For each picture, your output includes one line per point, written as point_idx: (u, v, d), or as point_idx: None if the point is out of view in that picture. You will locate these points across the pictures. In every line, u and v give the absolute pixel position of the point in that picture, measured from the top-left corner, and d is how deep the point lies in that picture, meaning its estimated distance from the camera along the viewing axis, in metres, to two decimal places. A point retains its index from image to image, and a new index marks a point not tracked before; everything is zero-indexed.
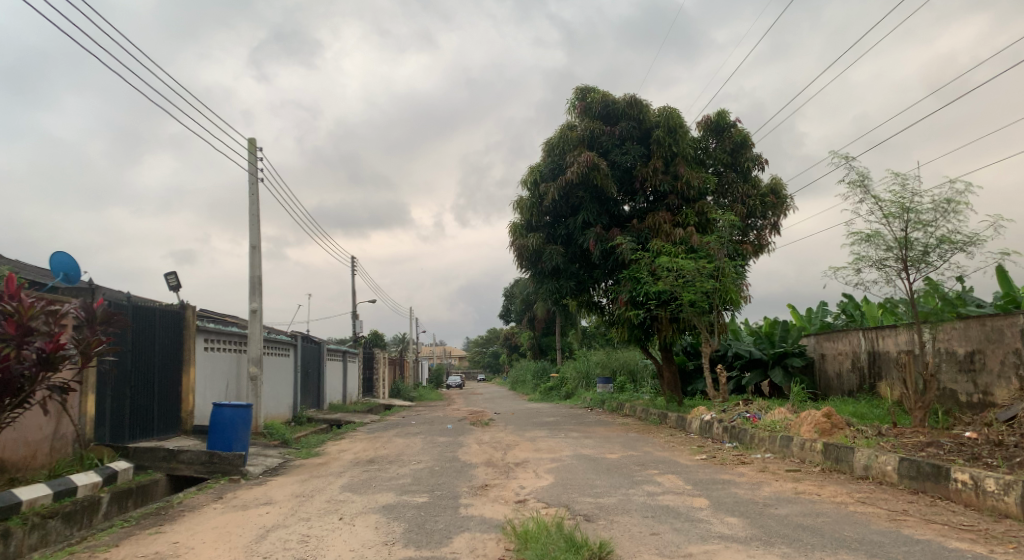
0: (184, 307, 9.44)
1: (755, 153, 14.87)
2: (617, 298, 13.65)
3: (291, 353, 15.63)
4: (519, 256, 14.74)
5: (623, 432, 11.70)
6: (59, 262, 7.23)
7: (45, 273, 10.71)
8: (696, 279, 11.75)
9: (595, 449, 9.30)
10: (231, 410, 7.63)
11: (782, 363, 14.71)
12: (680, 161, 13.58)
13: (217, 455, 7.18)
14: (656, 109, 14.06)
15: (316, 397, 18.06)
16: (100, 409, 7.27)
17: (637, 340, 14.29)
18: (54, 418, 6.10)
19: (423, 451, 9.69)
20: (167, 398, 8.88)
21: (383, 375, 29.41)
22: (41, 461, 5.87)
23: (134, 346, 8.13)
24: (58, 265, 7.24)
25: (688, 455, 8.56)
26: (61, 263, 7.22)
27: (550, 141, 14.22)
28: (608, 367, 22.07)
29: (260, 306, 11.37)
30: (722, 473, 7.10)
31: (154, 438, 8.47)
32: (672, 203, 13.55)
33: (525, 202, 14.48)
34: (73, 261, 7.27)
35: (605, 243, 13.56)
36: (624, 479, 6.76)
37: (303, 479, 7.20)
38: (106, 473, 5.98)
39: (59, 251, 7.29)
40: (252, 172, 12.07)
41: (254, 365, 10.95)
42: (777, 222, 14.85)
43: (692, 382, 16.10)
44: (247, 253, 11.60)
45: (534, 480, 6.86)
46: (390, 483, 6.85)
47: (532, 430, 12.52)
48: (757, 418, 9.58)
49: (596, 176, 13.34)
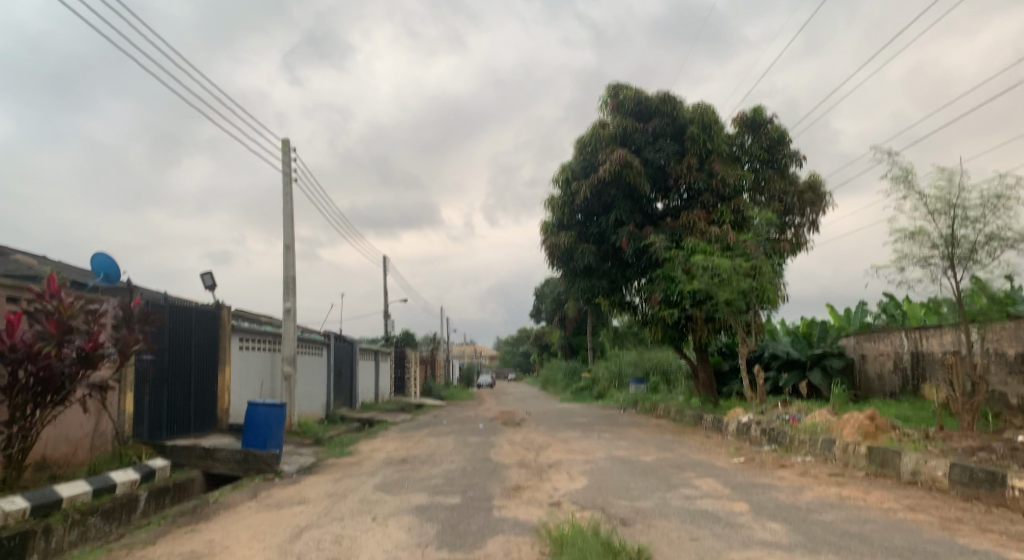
0: (220, 307, 9.58)
1: (793, 148, 14.45)
2: (651, 297, 13.43)
3: (324, 352, 15.80)
4: (551, 255, 14.62)
5: (658, 434, 11.47)
6: (101, 263, 7.37)
7: (87, 274, 11.00)
8: (732, 278, 11.43)
9: (630, 451, 9.12)
10: (265, 409, 7.68)
11: (821, 365, 14.22)
12: (715, 158, 13.30)
13: (251, 454, 7.23)
14: (691, 105, 13.79)
15: (349, 396, 18.24)
16: (138, 407, 7.41)
17: (671, 340, 14.04)
18: (94, 416, 6.23)
19: (455, 451, 9.63)
20: (203, 397, 9.02)
21: (415, 374, 29.60)
22: (81, 457, 5.99)
23: (171, 346, 8.27)
24: (99, 266, 7.37)
25: (726, 458, 8.32)
26: (102, 264, 7.35)
27: (582, 139, 14.07)
28: (641, 367, 21.80)
29: (294, 305, 11.48)
30: (763, 477, 6.86)
31: (191, 436, 8.61)
32: (707, 201, 13.26)
33: (556, 201, 14.35)
34: (113, 262, 7.39)
35: (638, 241, 13.36)
36: (660, 482, 6.58)
37: (336, 478, 7.20)
38: (144, 471, 6.08)
39: (100, 252, 7.43)
40: (286, 173, 12.21)
41: (288, 364, 11.05)
42: (816, 219, 14.38)
43: (728, 383, 15.76)
44: (281, 253, 11.72)
45: (568, 482, 6.72)
46: (422, 483, 6.80)
47: (564, 431, 12.38)
48: (797, 421, 9.27)
49: (629, 174, 13.14)
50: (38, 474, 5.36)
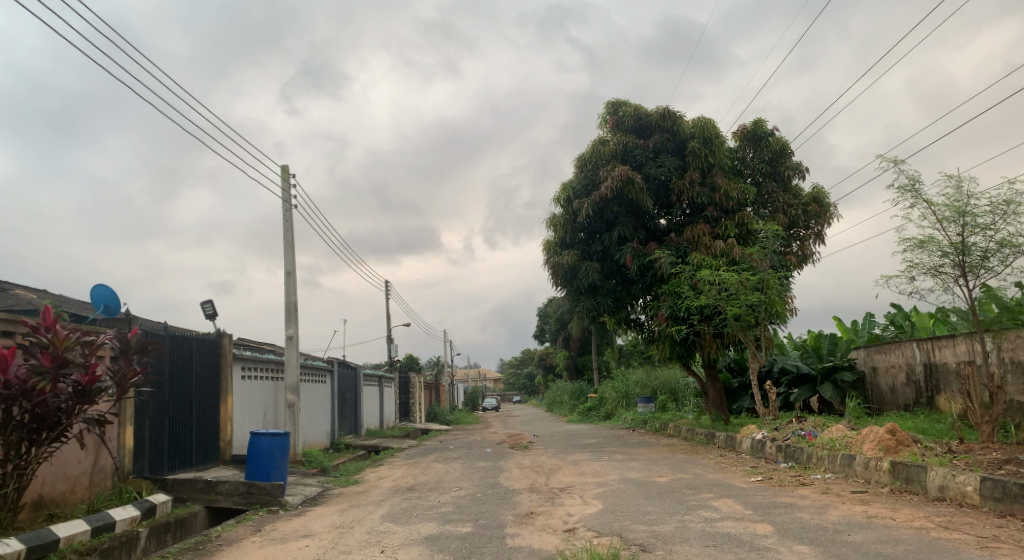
0: (221, 336, 9.45)
1: (795, 161, 14.41)
2: (657, 314, 13.26)
3: (327, 379, 15.58)
4: (554, 274, 14.51)
5: (670, 453, 11.21)
6: (101, 295, 7.23)
7: (86, 307, 10.89)
8: (740, 292, 11.27)
9: (644, 472, 8.88)
10: (268, 438, 7.53)
11: (832, 379, 14.08)
12: (717, 172, 13.25)
13: (255, 486, 7.02)
14: (691, 121, 13.78)
15: (353, 424, 17.96)
16: (139, 440, 7.23)
17: (679, 357, 13.84)
18: (93, 451, 6.06)
19: (463, 477, 9.39)
20: (205, 428, 8.83)
21: (419, 399, 29.31)
22: (80, 495, 5.81)
23: (172, 377, 8.12)
24: (100, 298, 7.22)
25: (743, 477, 8.08)
26: (102, 296, 7.20)
27: (582, 157, 14.03)
28: (648, 386, 21.52)
29: (296, 332, 11.32)
30: (783, 496, 6.63)
31: (194, 469, 8.41)
32: (710, 216, 13.17)
33: (558, 219, 14.27)
34: (113, 294, 7.22)
35: (643, 257, 13.25)
36: (678, 504, 6.36)
37: (343, 509, 6.98)
38: (145, 507, 5.89)
39: (101, 284, 7.29)
40: (286, 200, 12.15)
41: (291, 393, 10.86)
42: (821, 231, 14.29)
43: (737, 399, 15.52)
44: (283, 279, 11.61)
45: (583, 506, 6.50)
46: (431, 512, 6.58)
47: (574, 453, 12.12)
48: (813, 437, 9.03)
49: (630, 190, 13.09)
50: (35, 514, 5.17)
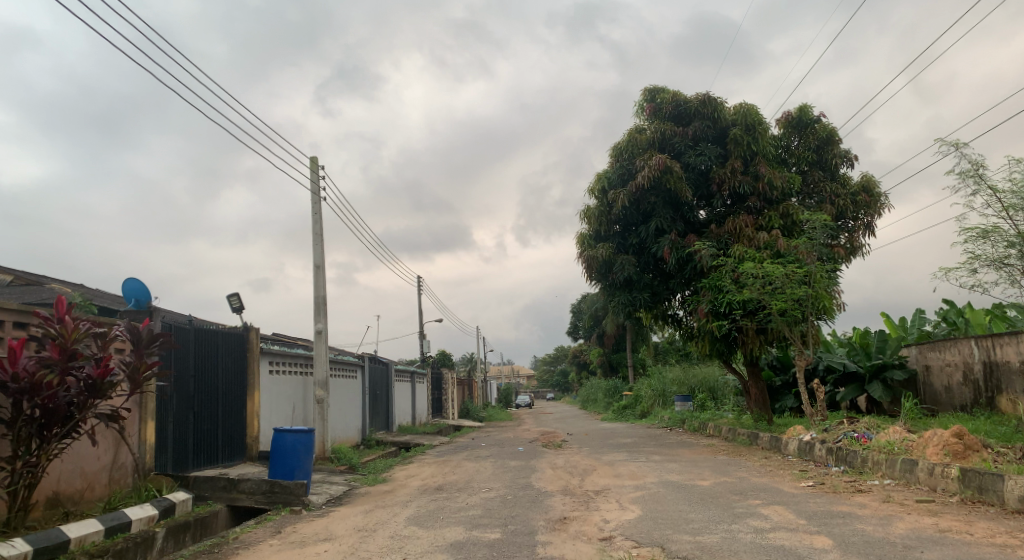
0: (247, 330, 9.30)
1: (843, 148, 13.62)
2: (697, 309, 12.68)
3: (358, 374, 15.43)
4: (588, 267, 14.02)
5: (711, 454, 10.66)
6: (131, 288, 7.09)
7: (118, 301, 10.91)
8: (786, 286, 10.65)
9: (685, 475, 8.37)
10: (292, 435, 7.29)
11: (881, 377, 13.14)
12: (761, 160, 12.60)
13: (278, 484, 6.80)
14: (733, 107, 13.14)
15: (384, 420, 17.79)
16: (162, 436, 7.10)
17: (719, 355, 13.24)
18: (113, 447, 5.95)
19: (493, 477, 9.02)
20: (232, 424, 8.71)
21: (452, 396, 29.18)
22: (98, 492, 5.70)
23: (197, 371, 7.99)
24: (130, 292, 7.11)
25: (792, 482, 7.52)
26: (134, 289, 7.10)
27: (617, 145, 13.51)
28: (686, 384, 20.85)
29: (325, 326, 11.14)
30: (839, 504, 6.08)
31: (219, 465, 8.29)
32: (753, 206, 12.54)
33: (593, 211, 13.78)
34: (145, 287, 7.13)
35: (681, 250, 12.69)
36: (723, 512, 5.88)
37: (367, 510, 6.69)
38: (162, 506, 5.72)
39: (132, 277, 7.17)
40: (315, 192, 11.98)
41: (320, 389, 10.68)
42: (871, 222, 13.48)
43: (780, 398, 14.79)
44: (312, 273, 11.44)
45: (620, 512, 6.06)
46: (459, 515, 6.24)
47: (609, 453, 11.64)
48: (868, 439, 8.37)
49: (669, 180, 12.54)
50: (49, 513, 5.04)
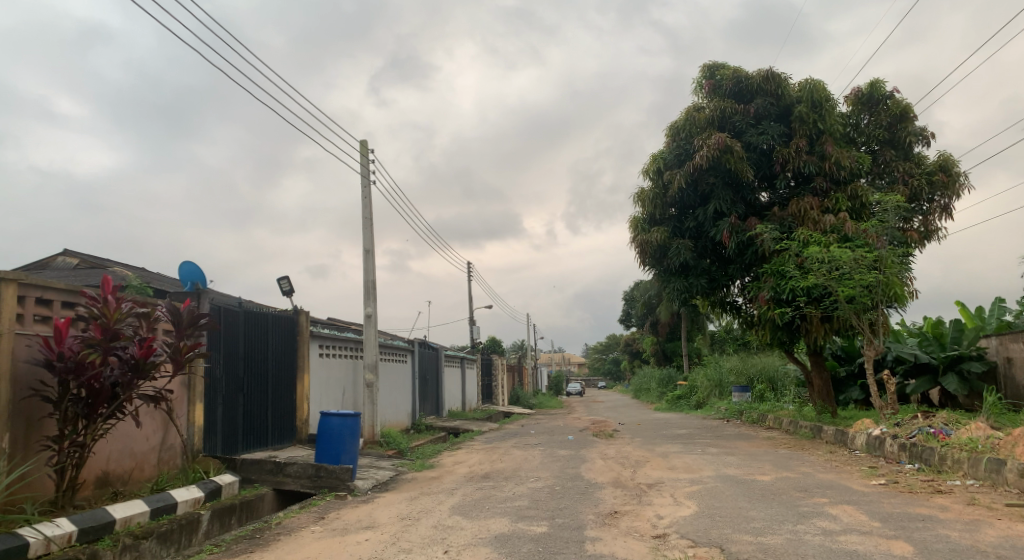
0: (297, 313, 9.33)
1: (919, 126, 12.50)
2: (757, 296, 12.00)
3: (409, 359, 15.44)
4: (642, 252, 13.49)
5: (771, 448, 10.08)
6: (188, 272, 7.01)
7: (176, 285, 11.17)
8: (855, 272, 9.90)
9: (744, 469, 7.89)
10: (338, 419, 7.24)
11: (956, 369, 12.11)
12: (828, 139, 11.79)
13: (323, 469, 6.82)
14: (797, 83, 12.33)
15: (434, 405, 17.80)
16: (212, 419, 7.17)
17: (780, 344, 12.54)
18: (162, 428, 6.09)
19: (542, 466, 8.79)
20: (282, 407, 8.79)
21: (503, 382, 29.14)
22: (147, 472, 5.85)
23: (248, 355, 8.05)
24: (187, 275, 7.02)
25: (861, 480, 6.66)
26: (190, 273, 7.00)
27: (674, 125, 12.89)
28: (744, 374, 20.05)
29: (374, 311, 11.10)
30: (918, 505, 5.27)
31: (269, 448, 8.39)
32: (819, 187, 11.75)
33: (647, 194, 13.23)
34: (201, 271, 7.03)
35: (742, 234, 12.03)
36: (786, 510, 5.36)
37: (412, 497, 6.55)
38: (208, 488, 5.82)
39: (188, 261, 7.10)
40: (364, 177, 11.92)
41: (369, 373, 10.66)
42: (949, 204, 12.44)
43: (845, 390, 13.92)
44: (362, 257, 11.41)
45: (674, 508, 5.69)
46: (505, 505, 6.01)
47: (663, 444, 11.21)
48: (947, 435, 7.37)
49: (728, 160, 11.89)
50: (98, 492, 5.16)
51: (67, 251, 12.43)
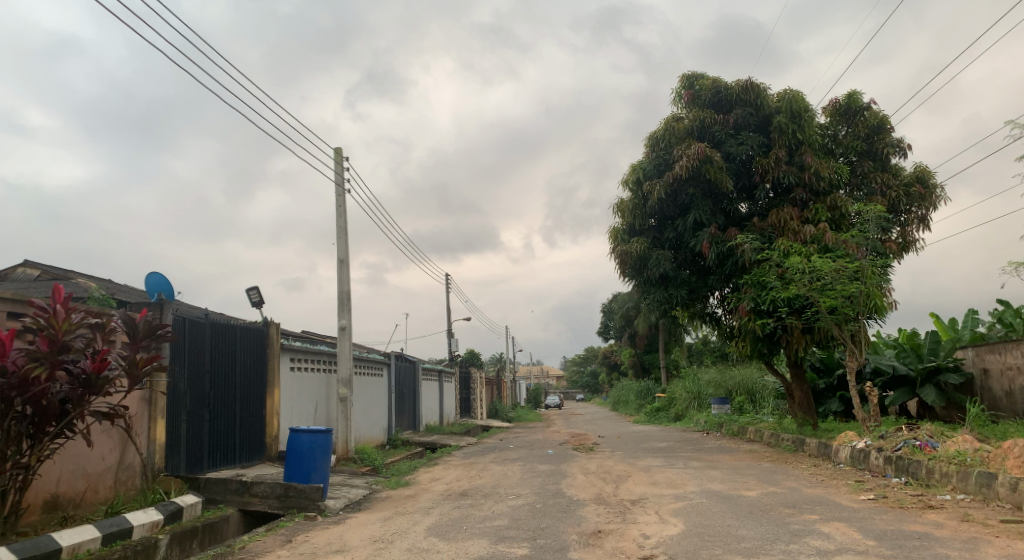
0: (268, 325, 8.99)
1: (895, 138, 12.63)
2: (738, 307, 11.92)
3: (384, 372, 15.07)
4: (622, 263, 13.38)
5: (754, 461, 9.94)
6: (155, 283, 6.67)
7: (140, 295, 10.73)
8: (836, 282, 9.87)
9: (729, 484, 7.71)
10: (308, 436, 6.91)
11: (934, 381, 12.12)
12: (807, 150, 11.83)
13: (293, 489, 6.44)
14: (776, 94, 12.37)
15: (411, 420, 17.41)
16: (176, 435, 6.80)
17: (760, 356, 12.47)
18: (119, 447, 5.73)
19: (522, 482, 8.52)
20: (250, 422, 8.41)
21: (481, 395, 28.74)
22: (102, 494, 5.48)
23: (214, 368, 7.68)
24: (155, 286, 6.68)
25: (849, 495, 6.52)
26: (158, 283, 6.69)
27: (654, 135, 12.85)
28: (723, 386, 20.01)
29: (349, 322, 10.78)
30: (911, 522, 5.13)
31: (237, 466, 8.01)
32: (799, 198, 11.77)
33: (627, 204, 13.16)
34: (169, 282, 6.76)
35: (722, 244, 11.98)
36: (777, 528, 5.17)
37: (386, 517, 6.24)
38: (169, 511, 5.47)
39: (154, 272, 6.75)
40: (339, 184, 11.63)
41: (343, 387, 10.31)
42: (926, 215, 12.56)
43: (825, 402, 13.90)
44: (336, 267, 11.09)
45: (661, 526, 5.48)
46: (485, 526, 5.73)
47: (645, 458, 11.02)
48: (932, 448, 7.31)
49: (708, 170, 11.86)
50: (47, 517, 4.80)
51: (26, 261, 11.90)
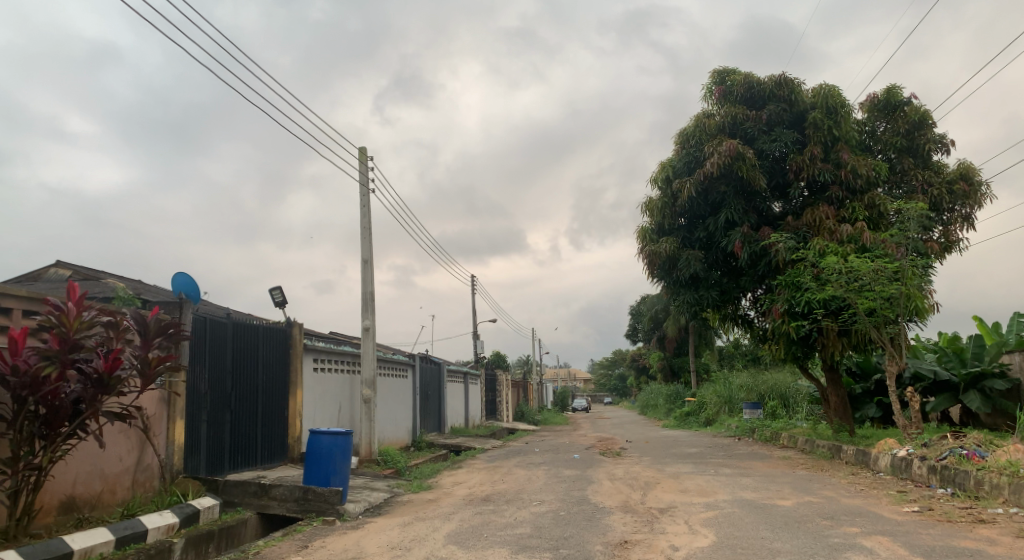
0: (290, 325, 8.93)
1: (938, 133, 12.06)
2: (771, 309, 11.50)
3: (409, 374, 14.98)
4: (650, 264, 13.05)
5: (789, 468, 9.53)
6: (182, 284, 6.60)
7: (167, 295, 10.80)
8: (875, 283, 9.41)
9: (762, 493, 7.35)
10: (328, 438, 6.78)
11: (978, 387, 11.50)
12: (843, 146, 11.37)
13: (311, 492, 6.32)
14: (811, 89, 11.93)
15: (436, 422, 17.29)
16: (196, 437, 6.75)
17: (795, 359, 12.00)
18: (138, 447, 5.69)
19: (545, 487, 8.28)
20: (272, 424, 8.35)
21: (507, 398, 28.55)
22: (119, 496, 5.43)
23: (236, 369, 7.62)
24: (181, 286, 6.58)
25: (892, 507, 6.13)
26: (184, 284, 6.59)
27: (683, 131, 12.51)
28: (754, 390, 19.47)
29: (372, 323, 10.68)
30: (961, 537, 4.75)
31: (258, 467, 7.94)
32: (835, 196, 11.32)
33: (655, 203, 12.84)
34: (196, 284, 6.70)
35: (754, 244, 11.58)
36: (814, 541, 4.84)
37: (405, 523, 6.07)
38: (185, 514, 5.41)
39: (181, 272, 6.67)
40: (364, 185, 11.57)
41: (366, 388, 10.22)
42: (971, 214, 11.98)
43: (861, 407, 13.32)
44: (360, 268, 11.01)
45: (690, 537, 5.19)
46: (505, 534, 5.52)
47: (674, 464, 10.68)
48: (981, 457, 6.88)
49: (740, 167, 11.49)
50: (62, 518, 4.75)
51: (59, 262, 12.09)
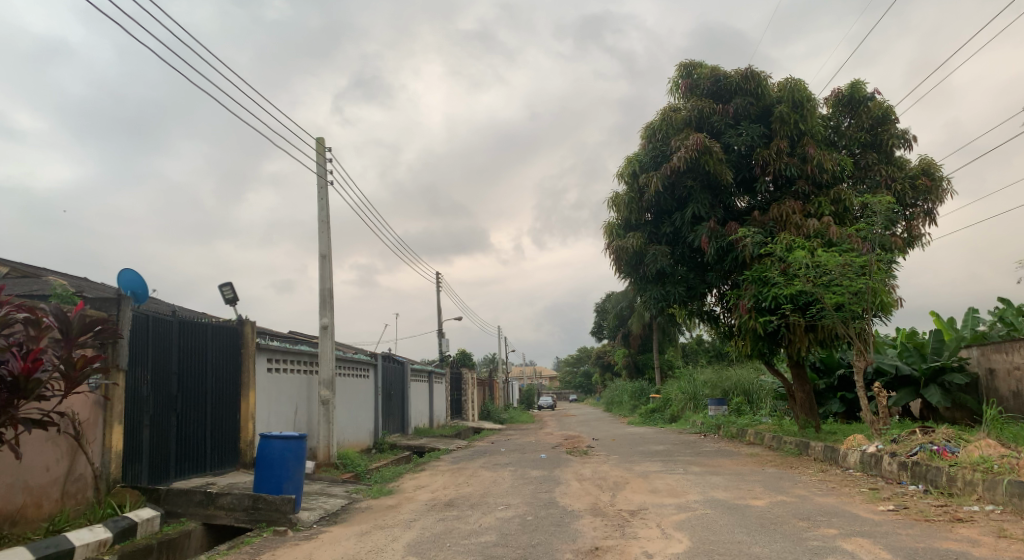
0: (242, 323, 8.43)
1: (900, 129, 12.18)
2: (738, 305, 11.43)
3: (370, 374, 14.48)
4: (617, 259, 12.89)
5: (757, 466, 9.44)
6: (128, 281, 6.17)
7: (108, 292, 10.12)
8: (842, 278, 9.36)
9: (733, 492, 7.21)
10: (280, 442, 6.36)
11: (938, 381, 11.62)
12: (809, 141, 11.37)
13: (262, 500, 5.88)
14: (778, 83, 11.91)
15: (399, 423, 16.79)
16: (137, 443, 6.25)
17: (761, 355, 12.00)
18: (68, 456, 5.19)
19: (512, 490, 7.99)
20: (223, 427, 7.87)
21: (472, 396, 28.12)
22: (46, 510, 4.93)
23: (181, 369, 7.12)
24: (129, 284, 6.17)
25: (867, 506, 6.02)
26: (131, 281, 6.19)
27: (651, 125, 12.35)
28: (718, 387, 19.54)
29: (330, 321, 10.23)
30: (943, 538, 4.63)
31: (206, 473, 7.45)
32: (801, 190, 11.32)
33: (622, 199, 12.67)
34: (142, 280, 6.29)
35: (721, 239, 11.49)
36: (794, 545, 4.66)
37: (363, 532, 5.71)
38: (119, 527, 4.93)
39: (127, 268, 6.23)
40: (321, 177, 11.08)
41: (324, 389, 9.75)
42: (932, 209, 12.14)
43: (825, 403, 13.44)
44: (318, 264, 10.53)
45: (664, 542, 4.97)
46: (471, 542, 5.21)
47: (643, 463, 10.52)
48: (950, 453, 6.86)
49: (707, 161, 11.38)
50: None
51: None
